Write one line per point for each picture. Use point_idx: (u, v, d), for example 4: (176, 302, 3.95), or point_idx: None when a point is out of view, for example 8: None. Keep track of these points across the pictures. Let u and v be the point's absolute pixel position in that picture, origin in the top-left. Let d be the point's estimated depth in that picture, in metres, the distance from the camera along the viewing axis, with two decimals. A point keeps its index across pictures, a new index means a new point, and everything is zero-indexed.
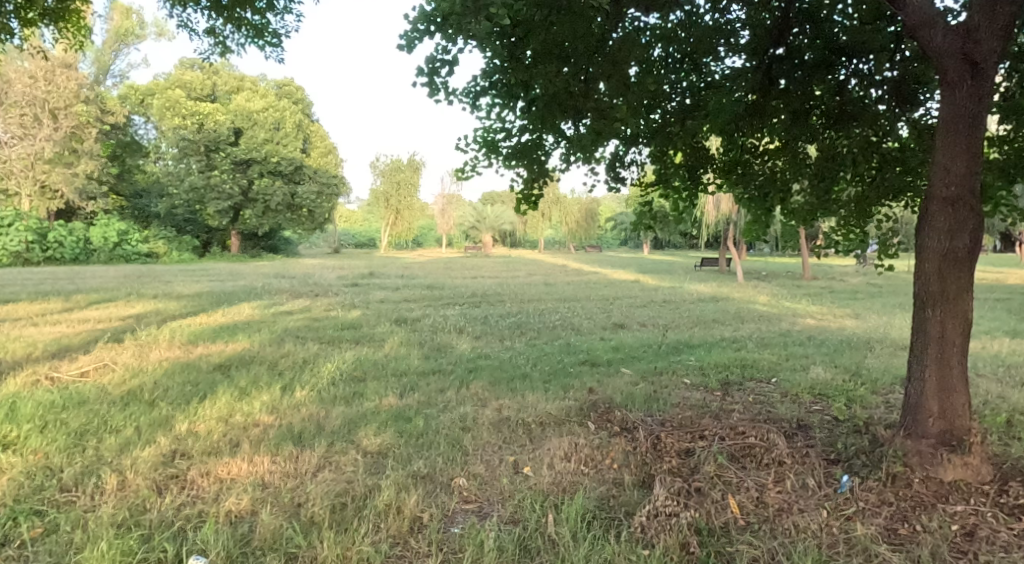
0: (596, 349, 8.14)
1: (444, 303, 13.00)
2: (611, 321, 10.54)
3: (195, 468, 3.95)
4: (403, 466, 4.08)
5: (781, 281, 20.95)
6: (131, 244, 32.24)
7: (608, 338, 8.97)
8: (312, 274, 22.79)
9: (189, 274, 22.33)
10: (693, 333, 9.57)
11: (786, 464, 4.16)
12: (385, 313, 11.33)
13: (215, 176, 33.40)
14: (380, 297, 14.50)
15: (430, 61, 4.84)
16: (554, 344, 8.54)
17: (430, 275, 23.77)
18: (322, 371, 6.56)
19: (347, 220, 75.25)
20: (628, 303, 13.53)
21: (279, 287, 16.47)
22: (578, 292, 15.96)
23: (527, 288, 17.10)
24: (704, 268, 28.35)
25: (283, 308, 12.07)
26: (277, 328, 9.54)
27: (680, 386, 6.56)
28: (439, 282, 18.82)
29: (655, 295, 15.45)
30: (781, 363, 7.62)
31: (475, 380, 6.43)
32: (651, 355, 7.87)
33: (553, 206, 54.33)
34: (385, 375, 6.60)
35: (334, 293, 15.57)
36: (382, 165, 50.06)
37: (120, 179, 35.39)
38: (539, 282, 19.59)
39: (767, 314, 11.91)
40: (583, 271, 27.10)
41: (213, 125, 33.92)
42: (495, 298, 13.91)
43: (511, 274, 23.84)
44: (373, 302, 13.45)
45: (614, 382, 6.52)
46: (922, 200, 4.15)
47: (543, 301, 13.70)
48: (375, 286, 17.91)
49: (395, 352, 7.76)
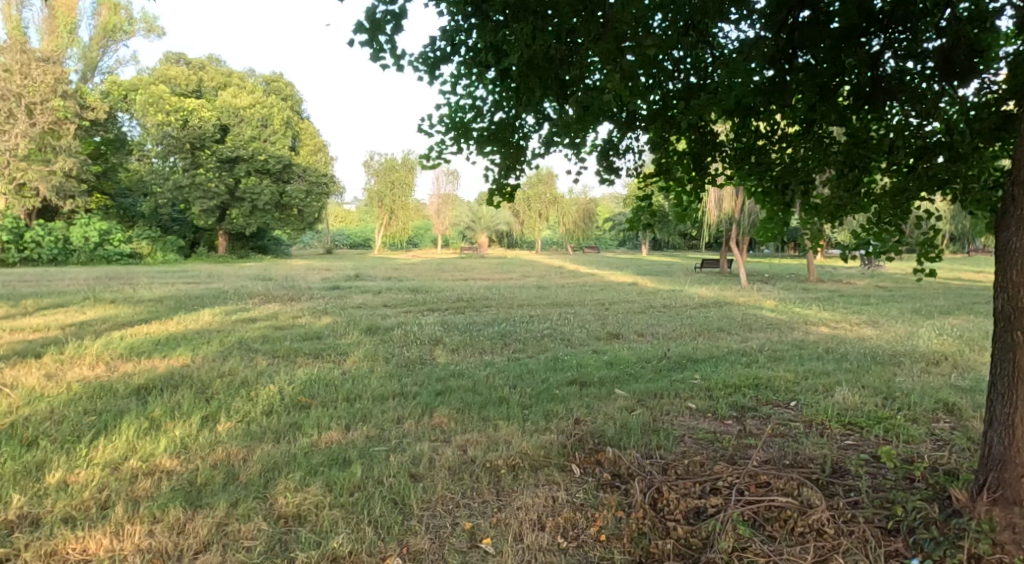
0: (588, 364, 7.14)
1: (426, 309, 12.03)
2: (606, 330, 9.54)
3: (37, 546, 3.05)
4: (324, 545, 3.15)
5: (784, 284, 20.04)
6: (113, 244, 31.28)
7: (603, 351, 7.98)
8: (295, 276, 21.80)
9: (165, 277, 21.29)
10: (698, 344, 8.57)
11: (826, 534, 3.24)
12: (358, 321, 10.31)
13: (200, 174, 32.50)
14: (358, 301, 13.52)
15: (373, 13, 3.85)
16: (539, 358, 7.54)
17: (418, 277, 22.73)
18: (260, 395, 5.56)
19: (342, 220, 74.31)
20: (623, 308, 12.57)
21: (252, 290, 15.48)
22: (571, 296, 14.99)
23: (517, 291, 16.07)
24: (703, 270, 27.47)
25: (249, 315, 11.08)
26: (233, 338, 8.55)
27: (684, 413, 5.57)
28: (425, 286, 17.80)
29: (653, 299, 14.44)
30: (799, 381, 6.63)
31: (440, 406, 5.43)
32: (650, 372, 6.87)
33: (550, 206, 53.40)
34: (335, 400, 5.58)
35: (310, 296, 14.57)
36: (375, 164, 49.00)
37: (103, 177, 34.38)
38: (531, 284, 18.67)
39: (775, 322, 10.94)
40: (577, 273, 26.12)
41: (198, 122, 32.58)
42: (482, 303, 12.95)
43: (503, 276, 22.88)
44: (349, 307, 12.47)
45: (607, 409, 5.52)
46: (1008, 191, 3.18)
47: (533, 306, 12.72)
48: (355, 288, 16.93)
49: (355, 369, 6.75)
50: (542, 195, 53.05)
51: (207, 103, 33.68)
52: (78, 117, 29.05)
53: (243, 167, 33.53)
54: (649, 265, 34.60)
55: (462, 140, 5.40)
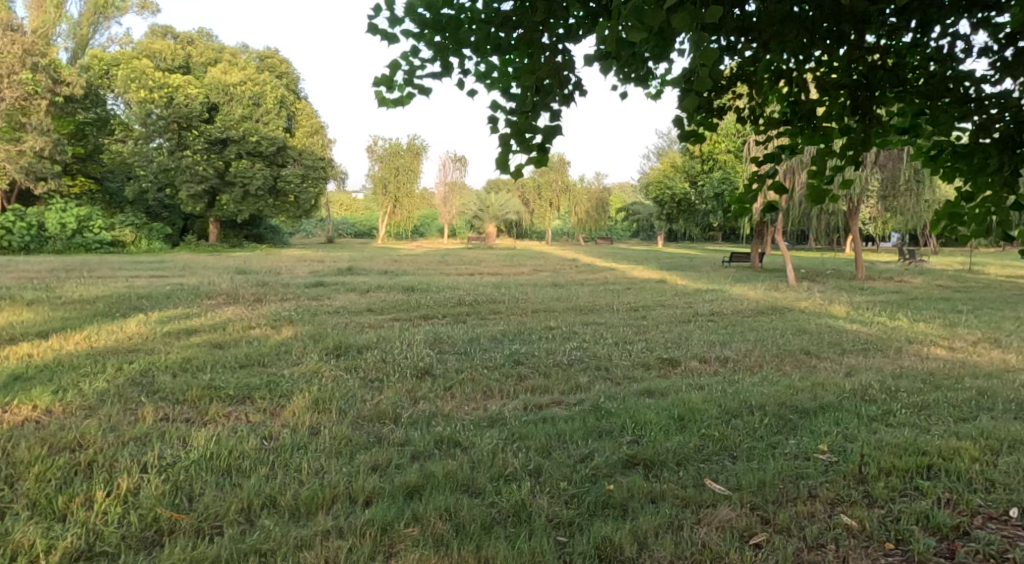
0: (650, 421, 4.68)
1: (419, 316, 9.61)
2: (656, 353, 7.09)
3: None
4: None
5: (832, 283, 17.55)
6: (93, 232, 29.04)
7: (664, 395, 5.52)
8: (279, 269, 19.40)
9: (132, 268, 18.83)
10: (792, 379, 6.10)
11: None
12: (327, 335, 7.89)
13: (187, 156, 30.18)
14: (337, 304, 11.12)
15: None
16: (573, 408, 5.09)
17: (418, 270, 20.24)
18: (89, 505, 3.14)
19: (345, 209, 71.97)
20: (663, 316, 10.12)
21: (217, 287, 13.09)
22: (596, 298, 12.54)
23: (531, 290, 13.60)
24: (733, 265, 24.99)
25: (192, 323, 8.69)
26: (143, 365, 6.13)
27: (842, 546, 3.16)
28: (425, 282, 15.39)
29: (696, 303, 11.96)
30: (994, 458, 4.18)
31: (407, 537, 3.02)
32: (748, 440, 4.43)
33: (561, 195, 50.68)
34: (225, 512, 3.19)
35: (283, 295, 12.19)
36: (379, 149, 46.44)
37: (85, 159, 32.09)
38: (546, 282, 16.25)
39: (868, 338, 8.46)
40: (595, 268, 23.62)
41: (184, 99, 30.19)
42: (488, 308, 10.53)
43: (513, 270, 20.46)
44: (325, 312, 10.07)
45: (707, 538, 3.13)
46: None
47: (551, 312, 10.28)
48: (341, 285, 14.51)
49: (287, 433, 4.32)
50: (553, 183, 50.49)
51: (194, 80, 31.31)
52: (52, 93, 26.74)
53: (233, 149, 31.14)
54: (670, 258, 32.02)
55: (453, 47, 3.02)
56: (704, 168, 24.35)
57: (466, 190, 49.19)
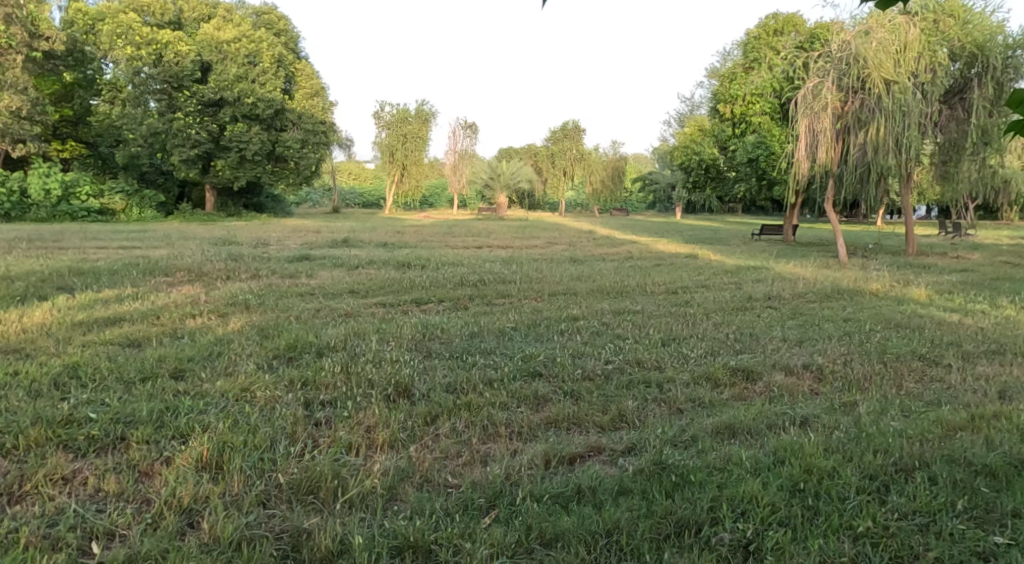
0: (755, 497, 2.87)
1: (409, 301, 7.79)
2: (720, 359, 5.22)
3: None
4: None
5: (883, 260, 15.56)
6: (79, 199, 27.32)
7: (754, 439, 3.68)
8: (269, 241, 17.59)
9: (105, 238, 17.04)
10: (929, 407, 4.22)
11: None
12: (287, 328, 6.10)
13: (179, 118, 28.30)
14: (315, 283, 9.27)
15: None
16: (620, 466, 3.26)
17: (421, 242, 18.38)
18: None
19: (354, 178, 69.93)
20: (712, 302, 8.28)
21: (184, 260, 11.29)
22: (623, 278, 10.62)
23: (547, 267, 11.73)
24: (764, 238, 23.04)
25: (123, 308, 6.91)
26: (7, 376, 4.35)
27: None
28: (427, 256, 13.54)
29: (744, 285, 10.06)
30: None
31: None
32: (927, 543, 2.62)
33: (576, 163, 48.48)
34: None
35: (255, 271, 10.36)
36: (386, 115, 44.32)
37: (75, 122, 30.31)
38: (563, 256, 14.34)
39: (985, 333, 6.55)
40: (616, 240, 21.66)
41: (175, 57, 28.18)
42: (496, 290, 8.65)
43: (526, 243, 18.56)
44: (296, 295, 8.23)
45: None
46: None
47: (573, 296, 8.42)
48: (330, 259, 12.68)
49: (140, 532, 2.55)
50: (566, 151, 48.08)
51: (185, 37, 29.26)
52: (29, 48, 24.86)
53: (227, 111, 29.22)
54: (694, 231, 29.88)
55: None
56: (735, 131, 22.15)
57: (476, 158, 46.96)
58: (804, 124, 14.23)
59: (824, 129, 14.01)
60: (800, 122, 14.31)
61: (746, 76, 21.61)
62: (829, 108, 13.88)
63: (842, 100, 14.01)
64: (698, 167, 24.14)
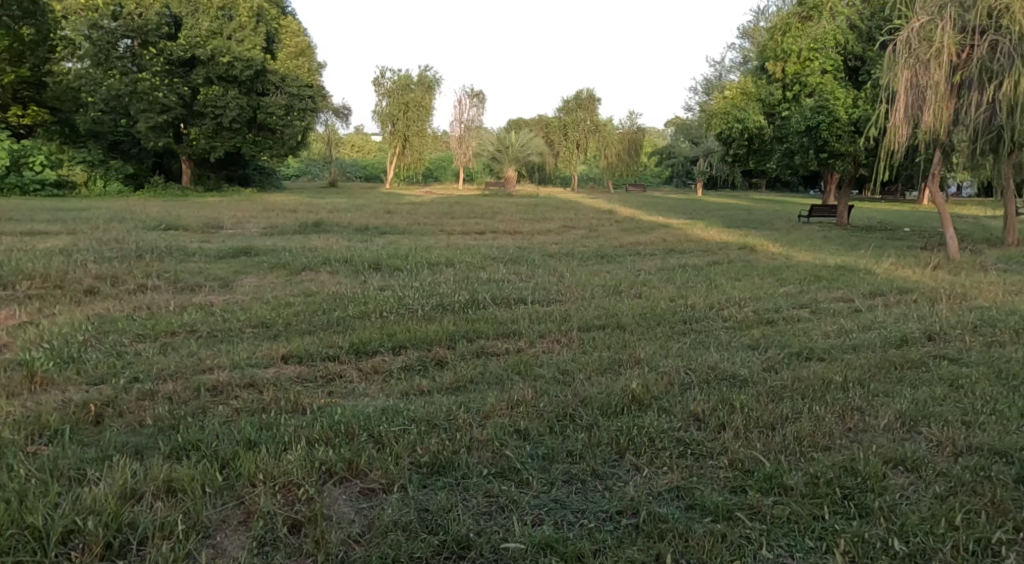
0: None
1: (341, 353, 4.58)
2: None
3: None
4: None
5: (992, 253, 12.24)
6: (33, 169, 23.91)
7: None
8: (223, 224, 14.30)
9: (16, 219, 13.70)
10: None
11: None
12: (30, 451, 2.89)
13: (143, 79, 24.74)
14: (216, 304, 6.01)
15: None
16: None
17: (410, 226, 15.09)
18: None
19: (356, 150, 66.55)
20: (847, 349, 5.02)
21: (59, 257, 8.00)
22: (679, 290, 7.35)
23: (568, 270, 8.46)
24: (813, 222, 19.63)
25: None
26: None
27: None
28: (410, 249, 10.28)
29: (860, 305, 6.77)
30: None
31: None
32: None
33: (590, 135, 44.74)
34: None
35: (145, 278, 7.08)
36: (386, 82, 40.68)
37: (36, 84, 27.00)
38: (586, 250, 10.99)
39: None
40: (643, 223, 18.24)
41: (137, 8, 24.84)
42: (493, 325, 5.35)
43: (538, 228, 15.19)
44: (163, 333, 4.99)
45: None
46: None
47: (620, 336, 5.18)
48: (274, 254, 9.35)
49: None
50: (579, 123, 44.46)
51: None
52: None
53: (199, 72, 25.70)
54: (724, 211, 26.31)
55: None
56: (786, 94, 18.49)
57: (483, 129, 43.21)
58: (905, 79, 10.62)
59: (934, 83, 10.41)
60: (901, 75, 10.66)
61: (802, 28, 18.01)
62: (944, 56, 10.31)
63: (960, 45, 10.43)
64: (739, 136, 20.60)
